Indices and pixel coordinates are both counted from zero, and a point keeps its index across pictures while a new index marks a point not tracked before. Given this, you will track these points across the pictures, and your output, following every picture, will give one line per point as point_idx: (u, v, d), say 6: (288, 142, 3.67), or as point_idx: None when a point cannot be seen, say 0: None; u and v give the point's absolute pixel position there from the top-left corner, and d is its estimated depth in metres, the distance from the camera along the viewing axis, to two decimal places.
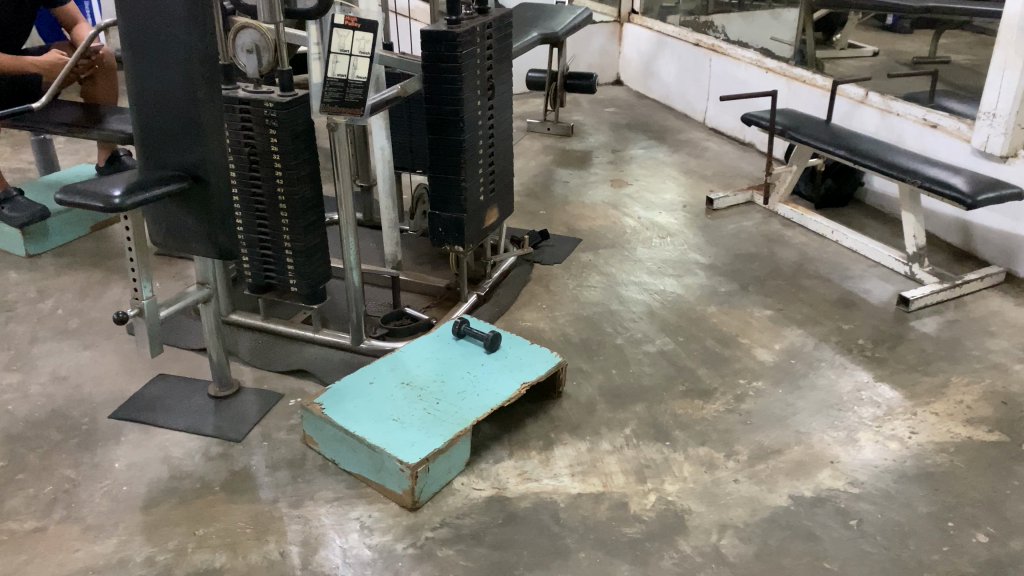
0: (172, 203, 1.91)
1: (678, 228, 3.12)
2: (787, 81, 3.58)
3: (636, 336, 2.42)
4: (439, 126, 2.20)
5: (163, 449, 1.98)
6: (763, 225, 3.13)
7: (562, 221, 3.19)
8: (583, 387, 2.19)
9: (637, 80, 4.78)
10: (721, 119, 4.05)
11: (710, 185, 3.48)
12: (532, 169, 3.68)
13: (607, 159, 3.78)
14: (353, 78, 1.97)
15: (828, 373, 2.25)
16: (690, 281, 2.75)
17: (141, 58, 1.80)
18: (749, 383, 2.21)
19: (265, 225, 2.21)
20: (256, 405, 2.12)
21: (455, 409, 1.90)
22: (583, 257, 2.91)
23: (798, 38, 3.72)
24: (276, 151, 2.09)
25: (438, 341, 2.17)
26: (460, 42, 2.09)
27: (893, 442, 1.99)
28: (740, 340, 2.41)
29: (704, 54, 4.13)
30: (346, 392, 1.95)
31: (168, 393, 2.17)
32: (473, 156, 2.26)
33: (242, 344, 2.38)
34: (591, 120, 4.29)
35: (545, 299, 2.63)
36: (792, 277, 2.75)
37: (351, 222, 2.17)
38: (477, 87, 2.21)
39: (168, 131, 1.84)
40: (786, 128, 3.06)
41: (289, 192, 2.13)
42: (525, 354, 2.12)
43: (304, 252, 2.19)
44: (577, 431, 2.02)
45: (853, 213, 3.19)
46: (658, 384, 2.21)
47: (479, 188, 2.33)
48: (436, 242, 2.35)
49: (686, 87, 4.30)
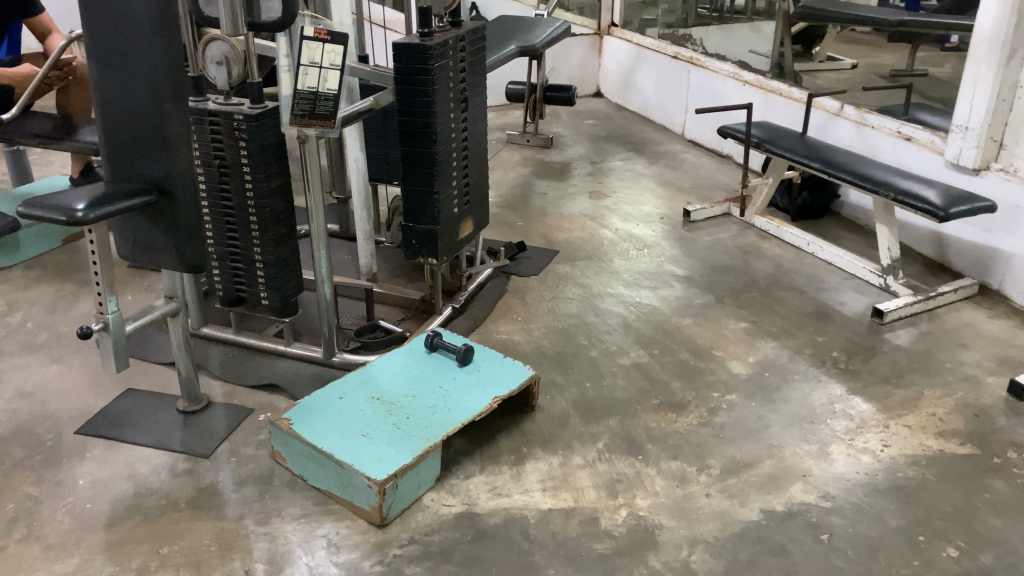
0: (139, 215, 1.88)
1: (654, 240, 3.12)
2: (764, 94, 3.58)
3: (611, 349, 2.41)
4: (412, 138, 2.19)
5: (129, 465, 1.95)
6: (739, 237, 3.13)
7: (539, 232, 3.18)
8: (556, 401, 2.18)
9: (616, 92, 4.79)
10: (698, 131, 4.06)
11: (687, 197, 3.48)
12: (510, 181, 3.67)
13: (585, 171, 3.78)
14: (323, 91, 1.97)
15: (801, 386, 2.25)
16: (665, 293, 2.74)
17: (106, 71, 1.78)
18: (722, 396, 2.21)
19: (235, 238, 2.19)
20: (224, 420, 2.10)
21: (425, 424, 1.88)
22: (560, 269, 2.90)
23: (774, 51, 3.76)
24: (246, 164, 2.07)
25: (409, 355, 2.15)
26: (432, 54, 2.08)
27: (865, 455, 1.99)
28: (714, 352, 2.40)
29: (682, 67, 4.14)
30: (315, 407, 1.93)
31: (135, 408, 2.14)
32: (446, 168, 2.25)
33: (213, 357, 2.35)
34: (570, 132, 4.29)
35: (520, 312, 2.62)
36: (768, 289, 2.75)
37: (322, 233, 2.16)
38: (449, 99, 2.20)
39: (135, 143, 1.82)
40: (762, 141, 3.07)
41: (259, 205, 2.11)
42: (496, 368, 2.10)
43: (275, 264, 2.17)
44: (549, 445, 2.01)
45: (829, 225, 3.20)
46: (631, 397, 2.20)
47: (452, 200, 2.32)
48: (409, 254, 2.34)
49: (664, 99, 4.31)
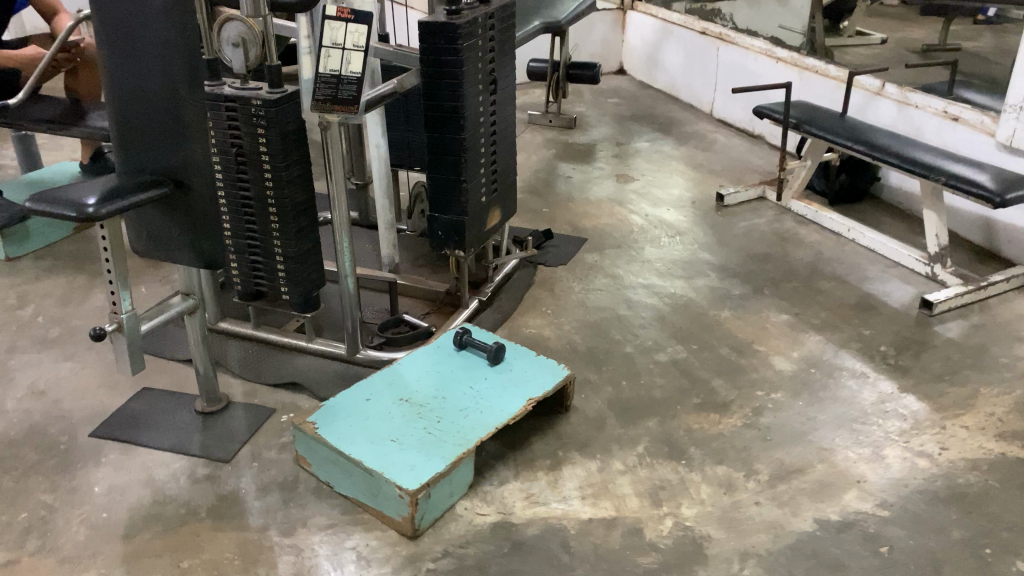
0: (153, 208, 1.78)
1: (686, 227, 3.00)
2: (798, 71, 3.43)
3: (646, 344, 2.30)
4: (438, 123, 2.07)
5: (146, 470, 1.86)
6: (775, 223, 3.00)
7: (566, 219, 3.06)
8: (591, 401, 2.07)
9: (640, 70, 4.64)
10: (728, 110, 3.91)
11: (718, 180, 3.35)
12: (533, 164, 3.55)
13: (611, 153, 3.65)
14: (346, 74, 1.84)
15: (848, 385, 2.13)
16: (701, 283, 2.62)
17: (116, 55, 1.67)
18: (767, 395, 2.10)
19: (254, 230, 2.08)
20: (244, 422, 2.00)
21: (456, 429, 1.78)
22: (588, 259, 2.78)
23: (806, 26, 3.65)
24: (265, 152, 1.96)
25: (437, 353, 2.04)
26: (461, 34, 1.96)
27: (922, 459, 1.88)
28: (755, 347, 2.29)
29: (711, 44, 3.99)
30: (341, 410, 1.83)
31: (153, 408, 2.05)
32: (474, 156, 2.13)
33: (231, 353, 2.25)
34: (594, 112, 4.15)
35: (549, 304, 2.51)
36: (808, 278, 2.63)
37: (344, 224, 2.05)
38: (478, 81, 2.08)
39: (148, 132, 1.71)
40: (801, 122, 2.92)
41: (279, 195, 2.00)
42: (530, 368, 1.99)
43: (295, 258, 2.07)
44: (586, 449, 1.90)
45: (868, 210, 3.06)
46: (670, 397, 2.09)
47: (480, 188, 2.20)
48: (435, 246, 2.23)
49: (691, 78, 4.17)
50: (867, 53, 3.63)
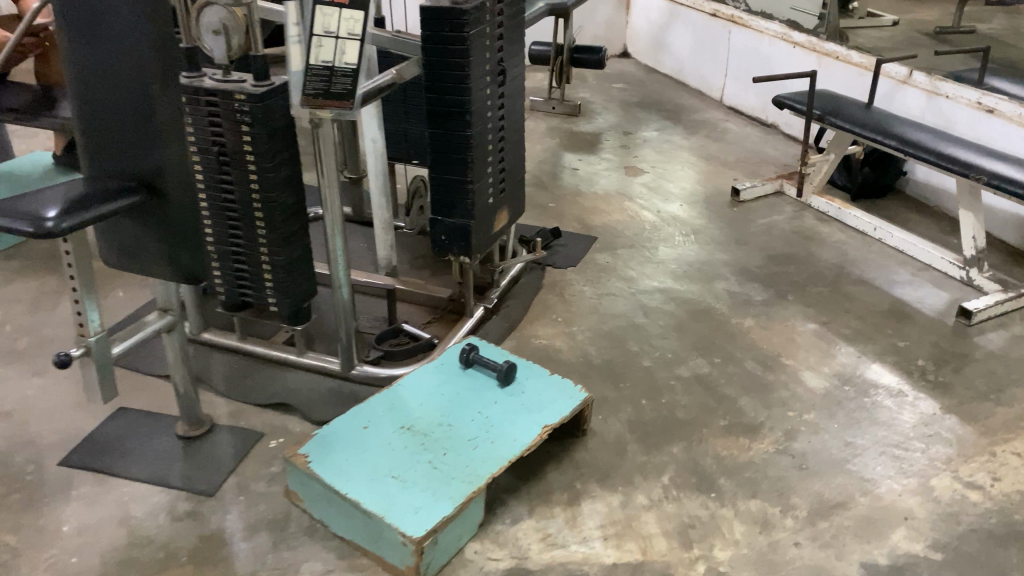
0: (125, 216, 1.59)
1: (702, 224, 2.82)
2: (818, 57, 3.24)
3: (666, 357, 2.13)
4: (442, 119, 1.88)
5: (121, 505, 1.68)
6: (795, 220, 2.83)
7: (573, 215, 2.87)
8: (610, 423, 1.90)
9: (645, 53, 4.44)
10: (740, 97, 3.73)
11: (733, 173, 3.17)
12: (537, 154, 3.36)
13: (618, 143, 3.46)
14: (339, 66, 1.66)
15: (887, 405, 1.97)
16: (720, 287, 2.44)
17: (79, 45, 1.47)
18: (799, 416, 1.93)
19: (238, 235, 1.89)
20: (230, 448, 1.82)
21: (465, 463, 1.60)
22: (599, 260, 2.60)
23: (817, 10, 3.36)
24: (250, 152, 1.76)
25: (442, 372, 1.86)
26: (468, 20, 1.76)
27: (973, 492, 1.72)
28: (783, 360, 2.12)
29: (722, 26, 3.77)
30: (337, 440, 1.66)
31: (129, 432, 1.87)
32: (481, 155, 1.94)
33: (216, 369, 2.06)
34: (599, 98, 3.95)
35: (559, 311, 2.33)
36: (835, 282, 2.46)
37: (338, 229, 1.86)
38: (486, 72, 1.88)
39: (116, 131, 1.52)
40: (825, 113, 2.73)
41: (266, 199, 1.81)
42: (544, 390, 1.81)
43: (284, 267, 1.88)
44: (607, 480, 1.73)
45: (893, 206, 2.88)
46: (695, 418, 1.92)
47: (488, 189, 2.01)
48: (438, 251, 2.04)
49: (700, 63, 3.97)
50: (879, 35, 3.40)
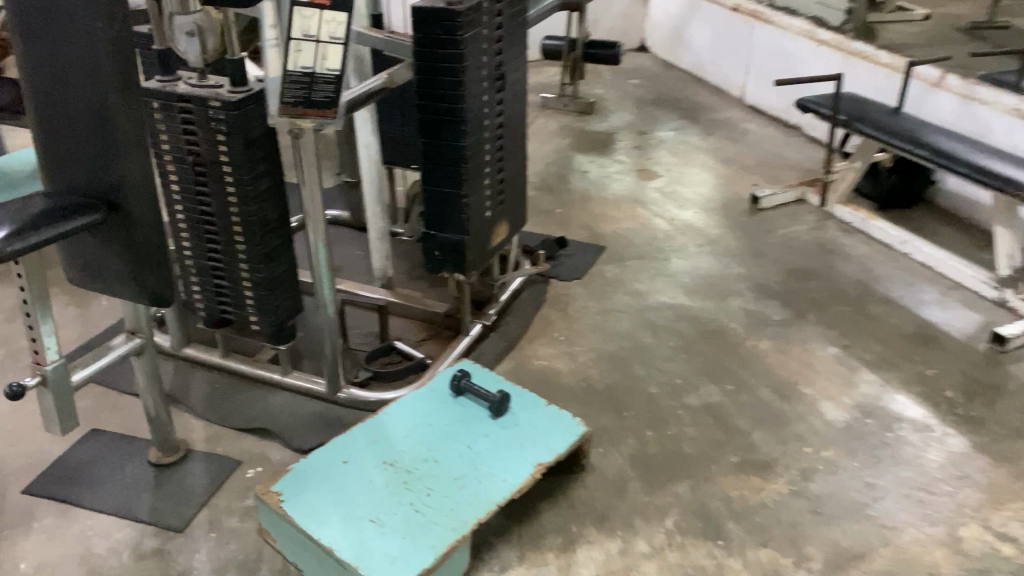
0: (87, 234, 1.47)
1: (717, 233, 2.67)
2: (843, 56, 3.07)
3: (674, 383, 1.99)
4: (435, 128, 1.75)
5: (83, 541, 1.57)
6: (817, 230, 2.67)
7: (582, 222, 2.73)
8: (611, 457, 1.76)
9: (664, 48, 4.28)
10: (761, 96, 3.57)
11: (752, 178, 3.01)
12: (546, 154, 3.22)
13: (632, 144, 3.31)
14: (321, 72, 1.52)
15: (911, 442, 1.82)
16: (735, 304, 2.30)
17: (34, 48, 1.35)
18: (816, 453, 1.79)
19: (216, 250, 1.77)
20: (204, 477, 1.71)
21: (450, 507, 1.48)
22: (607, 272, 2.46)
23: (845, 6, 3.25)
24: (226, 162, 1.64)
25: (430, 399, 1.73)
26: (462, 22, 1.62)
27: (1006, 544, 1.57)
28: (800, 389, 1.97)
29: (744, 21, 3.60)
30: (313, 476, 1.53)
31: (99, 458, 1.76)
32: (477, 165, 1.81)
33: (195, 388, 1.95)
34: (613, 95, 3.80)
35: (562, 329, 2.19)
36: (858, 301, 2.30)
37: (320, 244, 1.74)
38: (483, 77, 1.75)
39: (76, 142, 1.40)
40: (851, 119, 2.56)
41: (244, 213, 1.68)
42: (539, 422, 1.68)
43: (265, 284, 1.76)
44: (605, 524, 1.60)
45: (922, 217, 2.72)
46: (703, 453, 1.78)
47: (484, 201, 1.88)
48: (431, 268, 1.92)
49: (720, 58, 3.80)
50: (910, 31, 3.22)
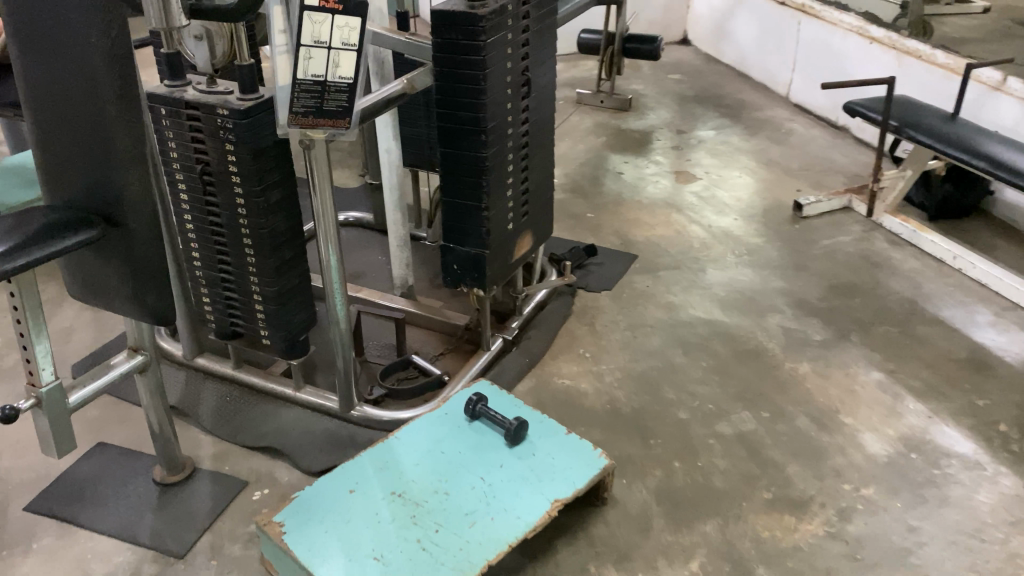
0: (86, 249, 1.40)
1: (756, 242, 2.54)
2: (896, 55, 2.91)
3: (705, 408, 1.88)
4: (455, 136, 1.65)
5: (82, 565, 1.51)
6: (862, 242, 2.53)
7: (613, 228, 2.62)
8: (634, 489, 1.66)
9: (706, 41, 4.13)
10: (808, 94, 3.41)
11: (795, 183, 2.87)
12: (579, 154, 3.10)
13: (670, 143, 3.18)
14: (333, 81, 1.44)
15: (960, 481, 1.69)
16: (773, 321, 2.18)
17: (31, 55, 1.27)
18: (856, 491, 1.67)
19: (226, 261, 1.70)
20: (209, 498, 1.65)
21: (459, 546, 1.39)
22: (638, 283, 2.35)
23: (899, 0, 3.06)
24: (235, 173, 1.56)
25: (444, 424, 1.64)
26: (485, 27, 1.52)
27: None
28: (840, 418, 1.85)
29: (791, 16, 3.44)
30: (318, 506, 1.46)
31: (103, 475, 1.70)
32: (500, 176, 1.71)
33: (206, 401, 1.88)
34: (652, 91, 3.67)
35: (588, 345, 2.09)
36: (905, 321, 2.17)
37: (332, 248, 1.63)
38: (507, 83, 1.64)
39: (74, 155, 1.32)
40: (903, 125, 2.42)
41: (254, 225, 1.61)
42: (558, 453, 1.58)
43: (275, 299, 1.68)
44: (625, 564, 1.50)
45: (977, 229, 2.56)
46: (733, 487, 1.67)
47: (507, 213, 1.78)
48: (450, 282, 1.83)
49: (765, 54, 3.65)
50: (969, 26, 3.03)
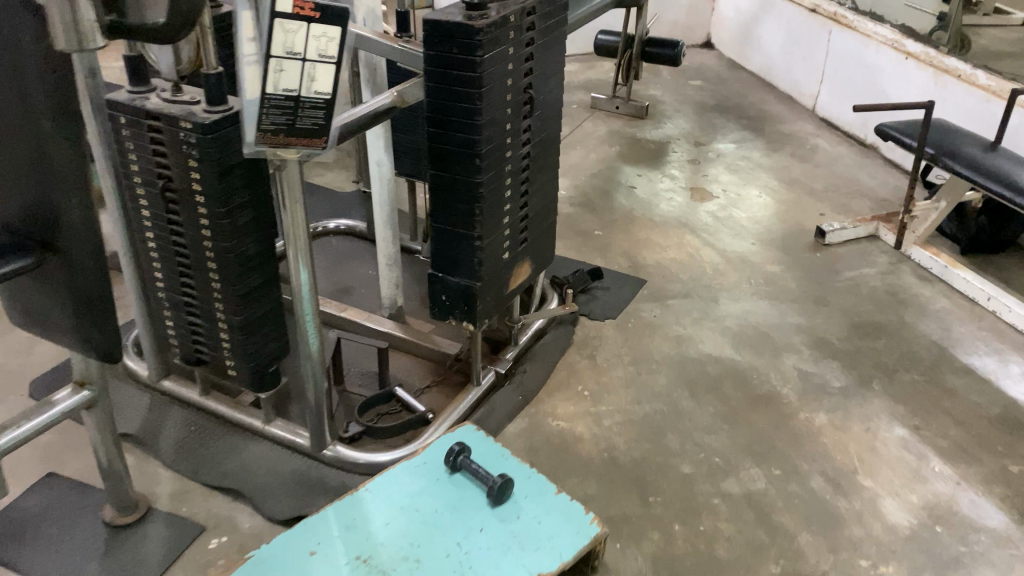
0: (25, 276, 1.24)
1: (775, 271, 2.37)
2: (934, 72, 2.72)
3: (711, 462, 1.72)
4: (447, 159, 1.49)
5: None
6: (889, 275, 2.35)
7: (622, 249, 2.46)
8: (629, 556, 1.50)
9: (731, 46, 3.94)
10: (836, 108, 3.22)
11: (819, 205, 2.69)
12: (590, 164, 2.93)
13: (686, 156, 3.00)
14: (308, 96, 1.27)
15: (990, 562, 1.53)
16: (789, 363, 2.01)
17: None
18: (874, 569, 1.50)
19: (191, 285, 1.55)
20: (161, 545, 1.50)
21: None
22: (645, 312, 2.18)
23: (937, 10, 2.87)
24: (199, 192, 1.41)
25: (421, 476, 1.49)
26: (483, 41, 1.36)
27: None
28: (859, 481, 1.68)
29: (821, 24, 3.25)
30: (273, 570, 1.30)
31: (49, 513, 1.56)
32: (496, 202, 1.55)
33: (169, 429, 1.74)
34: (671, 98, 3.49)
35: (588, 381, 1.93)
36: (933, 369, 1.99)
37: (303, 264, 1.46)
38: (506, 102, 1.48)
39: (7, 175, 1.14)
40: (939, 153, 2.24)
41: (219, 249, 1.45)
42: (545, 518, 1.42)
43: (243, 328, 1.53)
44: None
45: (1014, 266, 2.38)
46: (739, 558, 1.51)
47: (502, 242, 1.62)
48: (438, 314, 1.67)
49: (792, 63, 3.46)
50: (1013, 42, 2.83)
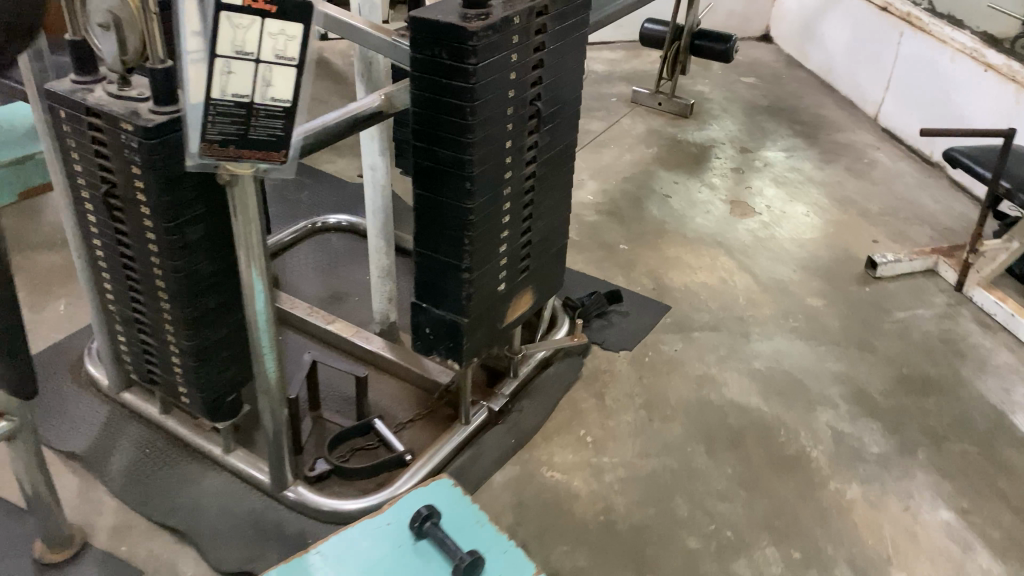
0: None
1: (816, 305, 2.12)
2: (1016, 90, 2.42)
3: (721, 537, 1.50)
4: (434, 178, 1.28)
5: None
6: (945, 319, 2.10)
7: (647, 267, 2.23)
8: None
9: (790, 41, 3.65)
10: (900, 119, 2.93)
11: (872, 230, 2.43)
12: (623, 166, 2.70)
13: (730, 163, 2.75)
14: (263, 103, 1.00)
15: None
16: (822, 419, 1.77)
17: None
18: None
19: (141, 301, 1.37)
20: None
21: None
22: (666, 344, 1.96)
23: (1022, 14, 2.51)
24: (143, 203, 1.22)
25: (377, 541, 1.22)
26: (476, 46, 1.14)
27: None
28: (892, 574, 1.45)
29: (892, 25, 2.96)
30: None
31: None
32: (491, 228, 1.34)
33: (121, 451, 1.58)
34: (719, 95, 3.22)
35: (592, 425, 1.72)
36: (988, 438, 1.75)
37: (261, 285, 1.23)
38: (506, 116, 1.26)
39: None
40: (1016, 188, 1.96)
41: (166, 268, 1.27)
42: None
43: (195, 356, 1.35)
44: None
45: None
46: None
47: (498, 272, 1.42)
48: (422, 347, 1.47)
49: (856, 65, 3.17)
50: None
